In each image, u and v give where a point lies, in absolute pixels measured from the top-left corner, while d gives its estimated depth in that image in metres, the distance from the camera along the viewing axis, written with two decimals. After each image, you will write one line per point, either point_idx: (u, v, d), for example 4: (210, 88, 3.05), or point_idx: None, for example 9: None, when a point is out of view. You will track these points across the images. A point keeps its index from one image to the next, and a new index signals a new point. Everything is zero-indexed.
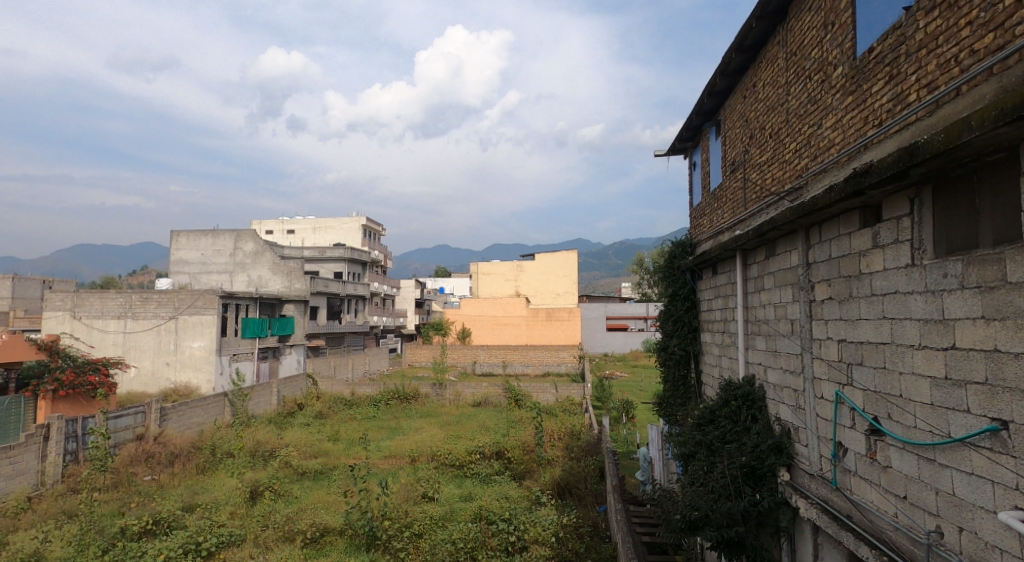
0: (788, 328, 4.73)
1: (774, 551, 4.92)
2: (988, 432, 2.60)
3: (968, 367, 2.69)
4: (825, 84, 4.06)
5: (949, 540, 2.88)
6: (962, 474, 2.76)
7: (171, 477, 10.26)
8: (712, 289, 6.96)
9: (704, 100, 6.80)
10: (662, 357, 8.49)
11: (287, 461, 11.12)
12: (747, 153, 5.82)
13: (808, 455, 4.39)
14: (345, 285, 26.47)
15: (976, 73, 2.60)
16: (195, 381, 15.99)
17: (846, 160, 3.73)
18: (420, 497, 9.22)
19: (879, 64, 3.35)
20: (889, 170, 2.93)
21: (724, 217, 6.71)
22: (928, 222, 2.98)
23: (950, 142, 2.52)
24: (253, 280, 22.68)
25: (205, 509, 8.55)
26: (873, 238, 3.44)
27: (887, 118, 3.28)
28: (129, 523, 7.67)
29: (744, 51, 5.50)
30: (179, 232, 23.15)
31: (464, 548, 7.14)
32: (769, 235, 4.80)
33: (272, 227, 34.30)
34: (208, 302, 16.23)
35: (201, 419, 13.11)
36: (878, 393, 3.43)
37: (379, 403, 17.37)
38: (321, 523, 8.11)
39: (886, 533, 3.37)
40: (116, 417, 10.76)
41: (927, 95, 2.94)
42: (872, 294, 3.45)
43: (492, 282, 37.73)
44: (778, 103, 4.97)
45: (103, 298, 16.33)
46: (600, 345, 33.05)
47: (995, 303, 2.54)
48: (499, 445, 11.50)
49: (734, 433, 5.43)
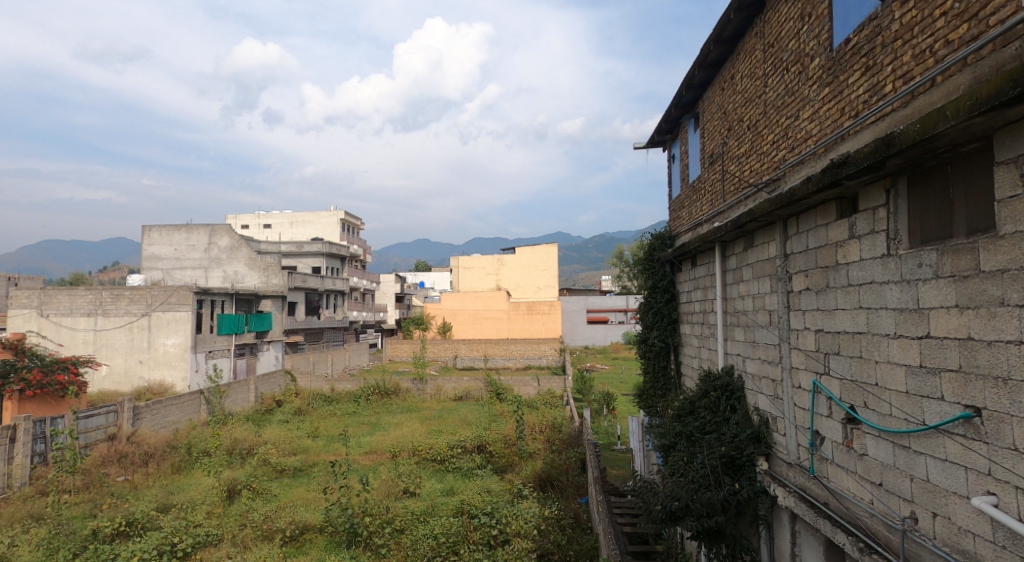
0: (766, 319, 4.77)
1: (752, 539, 5.00)
2: (961, 420, 2.64)
3: (942, 355, 2.72)
4: (802, 75, 4.07)
5: (923, 526, 2.92)
6: (936, 460, 2.80)
7: (145, 477, 10.06)
8: (691, 281, 7.00)
9: (683, 93, 6.81)
10: (642, 349, 8.53)
11: (265, 459, 10.97)
12: (725, 146, 5.84)
13: (786, 444, 4.45)
14: (323, 279, 26.23)
15: (950, 64, 2.60)
16: (169, 379, 15.70)
17: (823, 152, 3.75)
18: (402, 493, 9.17)
19: (855, 55, 3.36)
20: (866, 160, 2.94)
21: (702, 209, 6.73)
22: (904, 212, 3.01)
23: (926, 132, 2.53)
24: (228, 275, 22.36)
25: (181, 509, 8.41)
26: (849, 229, 3.47)
27: (863, 109, 3.30)
28: (101, 525, 7.51)
29: (722, 43, 5.49)
30: (151, 227, 22.63)
31: (445, 543, 7.10)
32: (747, 226, 4.83)
33: (248, 222, 33.86)
34: (182, 299, 15.95)
35: (176, 418, 12.88)
36: (855, 382, 3.46)
37: (359, 398, 17.25)
38: (301, 521, 8.05)
39: (862, 519, 3.41)
40: (87, 417, 10.53)
41: (902, 87, 2.95)
42: (848, 284, 3.48)
43: (473, 276, 37.63)
44: (756, 95, 4.99)
45: (72, 295, 15.89)
46: (581, 337, 33.33)
47: (968, 291, 2.56)
48: (481, 439, 11.59)
49: (713, 423, 5.48)
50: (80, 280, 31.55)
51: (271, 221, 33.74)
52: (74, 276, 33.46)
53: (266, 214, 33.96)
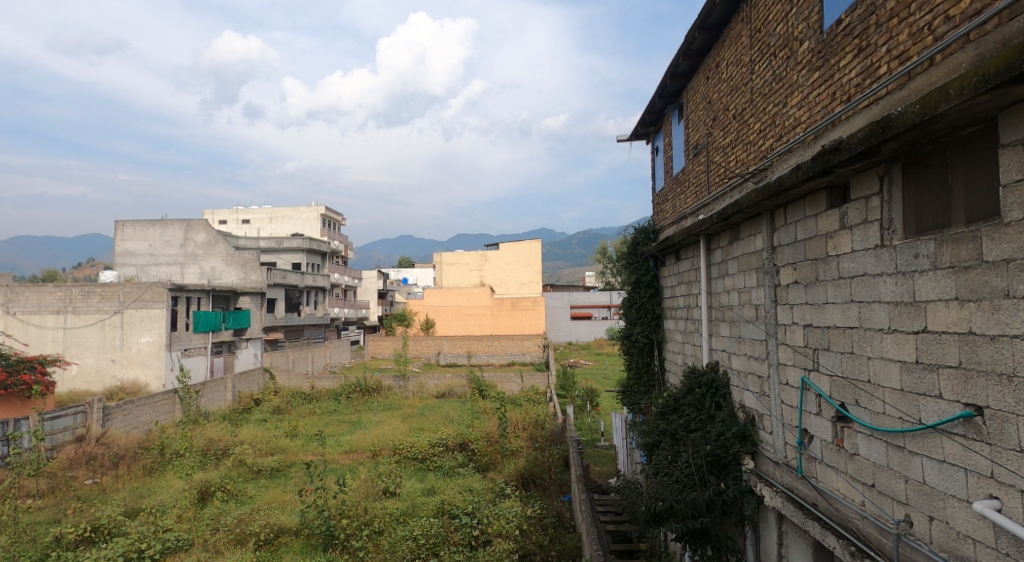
0: (752, 314, 4.63)
1: (738, 540, 4.88)
2: (961, 419, 2.49)
3: (941, 351, 2.58)
4: (790, 60, 3.92)
5: (918, 530, 2.78)
6: (934, 462, 2.66)
7: (116, 479, 9.74)
8: (675, 276, 6.87)
9: (667, 82, 6.66)
10: (625, 345, 8.36)
11: (241, 459, 10.66)
12: (711, 136, 5.68)
13: (773, 443, 4.31)
14: (303, 276, 25.83)
15: (951, 42, 2.45)
16: (143, 378, 15.27)
17: (812, 139, 3.60)
18: (381, 493, 8.95)
19: (847, 36, 3.21)
20: (860, 146, 2.80)
21: (686, 202, 6.59)
22: (898, 201, 2.87)
23: (926, 113, 2.38)
24: (205, 271, 21.89)
25: (150, 513, 8.11)
26: (840, 219, 3.32)
27: (856, 93, 3.15)
28: (64, 531, 7.25)
29: (707, 30, 5.36)
30: (125, 222, 22.05)
31: (425, 544, 6.90)
32: (733, 218, 4.67)
33: (226, 217, 33.26)
34: (156, 296, 15.54)
35: (149, 418, 12.51)
36: (846, 378, 3.32)
37: (340, 396, 16.95)
38: (276, 524, 7.78)
39: (853, 521, 3.28)
40: (54, 418, 10.19)
41: (898, 67, 2.79)
42: (839, 277, 3.33)
43: (456, 273, 37.31)
44: (742, 83, 4.83)
45: (40, 291, 15.41)
46: (565, 334, 33.28)
47: (970, 283, 2.41)
48: (463, 437, 11.43)
49: (698, 421, 5.34)
50: (54, 276, 30.74)
51: (249, 216, 33.10)
52: (44, 273, 32.33)
53: (245, 209, 33.28)
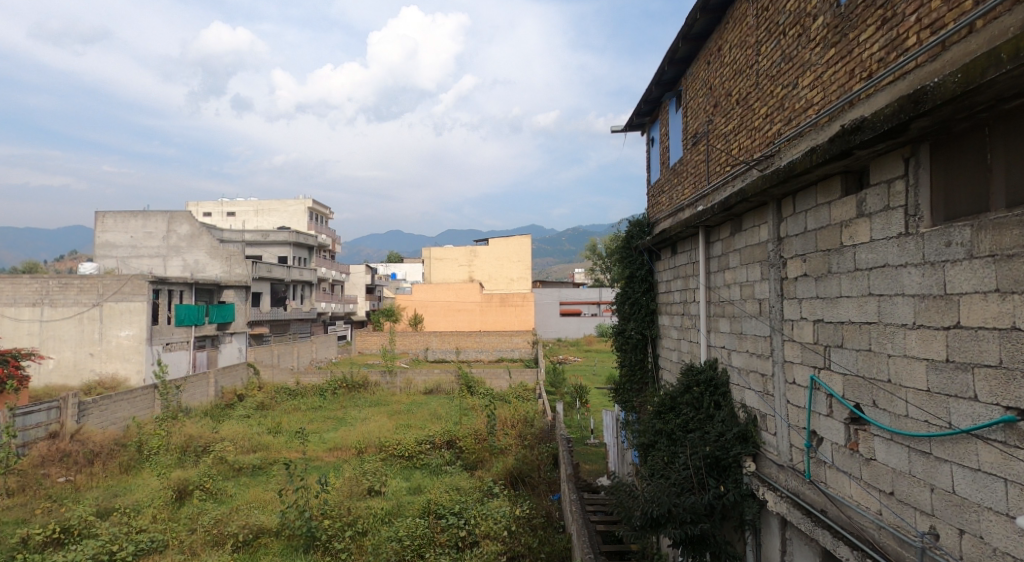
0: (755, 308, 4.39)
1: (737, 545, 4.65)
2: (1001, 424, 2.25)
3: (976, 348, 2.35)
4: (801, 39, 3.68)
5: (945, 544, 2.56)
6: (965, 470, 2.43)
7: (89, 478, 9.31)
8: (671, 270, 6.64)
9: (665, 69, 6.40)
10: (617, 341, 8.11)
11: (221, 456, 10.33)
12: (712, 123, 5.42)
13: (776, 444, 4.08)
14: (289, 269, 25.38)
15: (995, 4, 2.22)
16: (122, 372, 14.84)
17: (826, 122, 3.35)
18: (366, 492, 8.66)
19: (869, 7, 2.97)
20: (887, 123, 2.56)
21: (684, 193, 6.36)
22: (925, 185, 2.63)
23: (970, 82, 2.14)
24: (188, 264, 21.39)
25: (124, 513, 7.74)
26: (857, 207, 3.08)
27: (878, 69, 2.91)
28: (31, 532, 6.90)
29: (709, 12, 5.11)
30: (105, 213, 21.44)
31: (411, 546, 6.61)
32: (736, 208, 4.43)
33: (211, 210, 32.66)
34: (136, 288, 15.03)
35: (127, 413, 12.11)
36: (861, 377, 3.08)
37: (325, 392, 16.56)
38: (255, 525, 7.45)
39: (868, 531, 3.05)
40: (25, 414, 9.77)
41: (929, 37, 2.55)
42: (855, 269, 3.10)
43: (445, 268, 36.92)
44: (746, 66, 4.59)
45: (15, 283, 14.98)
46: (554, 329, 33.08)
47: (1014, 273, 2.18)
48: (451, 434, 11.19)
49: (696, 421, 5.10)
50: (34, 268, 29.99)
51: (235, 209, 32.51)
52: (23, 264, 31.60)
53: (230, 202, 32.67)
